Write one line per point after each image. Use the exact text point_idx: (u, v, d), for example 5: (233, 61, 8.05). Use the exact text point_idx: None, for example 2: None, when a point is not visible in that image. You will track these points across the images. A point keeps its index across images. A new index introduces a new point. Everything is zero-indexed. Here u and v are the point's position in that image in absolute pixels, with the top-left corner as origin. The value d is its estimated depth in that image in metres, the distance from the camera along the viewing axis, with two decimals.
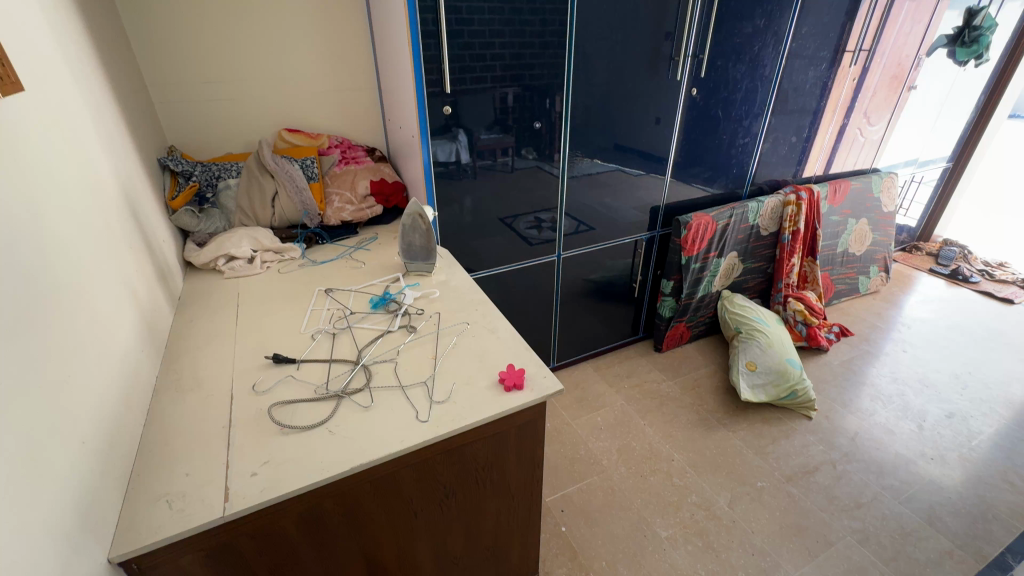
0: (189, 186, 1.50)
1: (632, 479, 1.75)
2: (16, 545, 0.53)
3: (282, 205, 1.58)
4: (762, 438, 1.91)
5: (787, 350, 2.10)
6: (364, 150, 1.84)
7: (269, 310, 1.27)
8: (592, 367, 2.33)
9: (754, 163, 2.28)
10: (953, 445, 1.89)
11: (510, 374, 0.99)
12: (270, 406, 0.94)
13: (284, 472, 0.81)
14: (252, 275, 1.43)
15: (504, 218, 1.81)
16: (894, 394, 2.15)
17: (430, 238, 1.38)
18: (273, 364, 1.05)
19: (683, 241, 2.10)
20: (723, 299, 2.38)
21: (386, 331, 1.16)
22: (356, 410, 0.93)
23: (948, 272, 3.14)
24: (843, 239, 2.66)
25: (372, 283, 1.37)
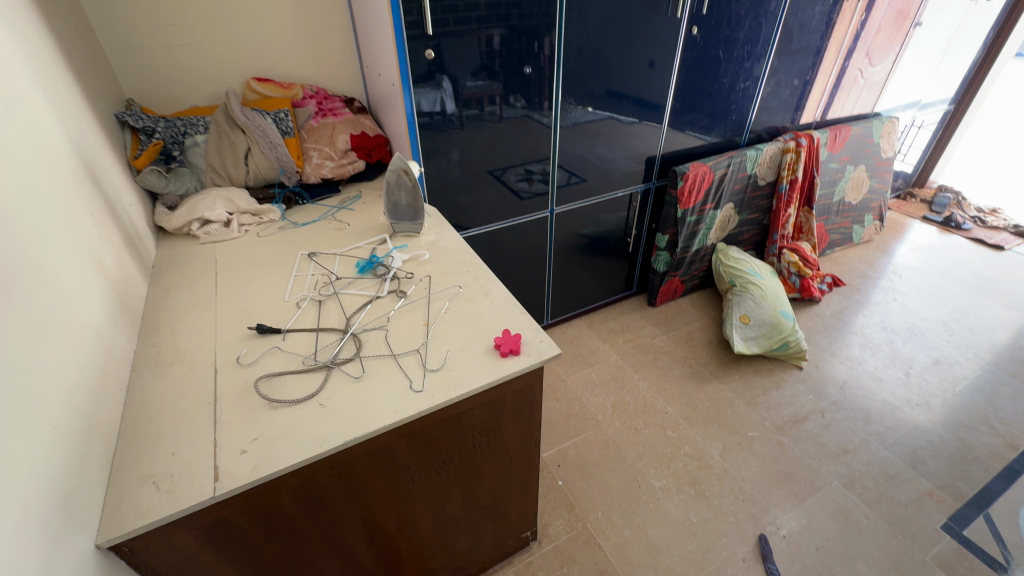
0: (153, 143, 1.38)
1: (626, 432, 1.77)
2: None
3: (256, 163, 1.47)
4: (753, 389, 1.94)
5: (780, 302, 2.10)
6: (342, 101, 1.71)
7: (249, 277, 1.20)
8: (585, 323, 2.31)
9: (754, 108, 2.18)
10: (938, 391, 1.93)
11: (507, 340, 0.95)
12: (257, 380, 0.90)
13: (275, 449, 0.78)
14: (229, 239, 1.35)
15: (493, 171, 1.72)
16: (883, 342, 2.18)
17: (416, 196, 1.30)
18: (257, 335, 1.00)
19: (679, 193, 2.03)
20: (718, 252, 2.34)
21: (375, 297, 1.11)
22: (348, 381, 0.89)
23: (941, 220, 3.12)
24: (841, 188, 2.61)
25: (358, 246, 1.30)
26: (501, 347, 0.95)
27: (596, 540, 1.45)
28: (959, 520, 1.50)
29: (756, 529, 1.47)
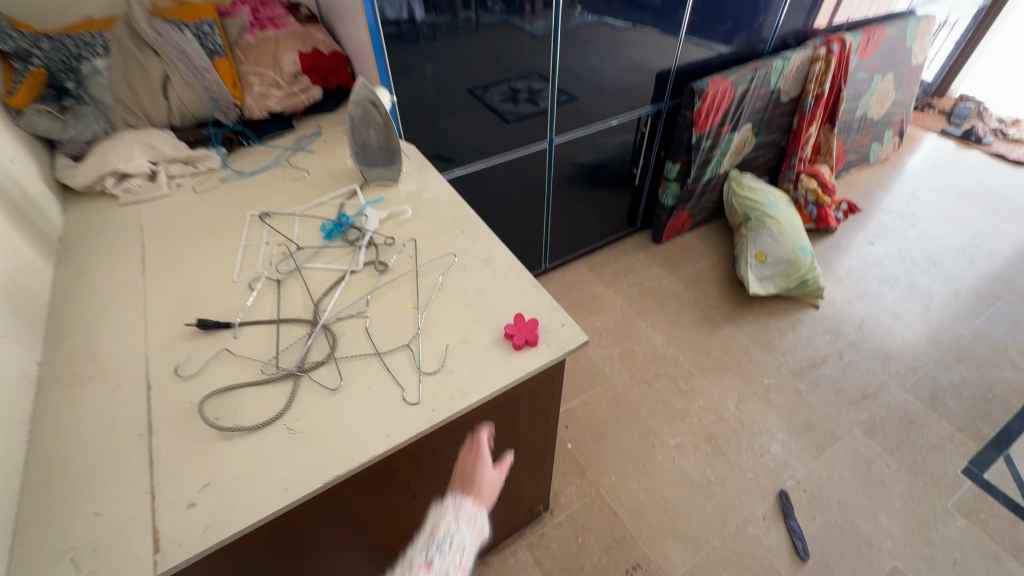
0: (33, 74, 1.04)
1: (637, 387, 1.66)
2: None
3: (178, 94, 1.17)
4: (768, 332, 1.82)
5: (799, 237, 1.92)
6: (284, 5, 1.31)
7: (187, 249, 0.95)
8: (586, 266, 2.12)
9: (784, 7, 1.85)
10: (958, 326, 1.84)
11: (521, 330, 0.76)
12: (203, 399, 0.69)
13: (234, 499, 0.60)
14: (158, 198, 1.08)
15: (472, 89, 1.41)
16: (901, 274, 2.05)
17: (390, 135, 1.03)
18: (201, 332, 0.78)
19: (695, 114, 1.76)
20: (731, 181, 2.12)
21: (349, 273, 0.88)
22: (323, 396, 0.70)
23: (960, 133, 2.90)
24: (865, 101, 2.34)
25: (321, 201, 1.05)
26: (515, 340, 0.75)
27: (610, 506, 1.37)
28: (980, 463, 1.45)
29: (776, 485, 1.41)
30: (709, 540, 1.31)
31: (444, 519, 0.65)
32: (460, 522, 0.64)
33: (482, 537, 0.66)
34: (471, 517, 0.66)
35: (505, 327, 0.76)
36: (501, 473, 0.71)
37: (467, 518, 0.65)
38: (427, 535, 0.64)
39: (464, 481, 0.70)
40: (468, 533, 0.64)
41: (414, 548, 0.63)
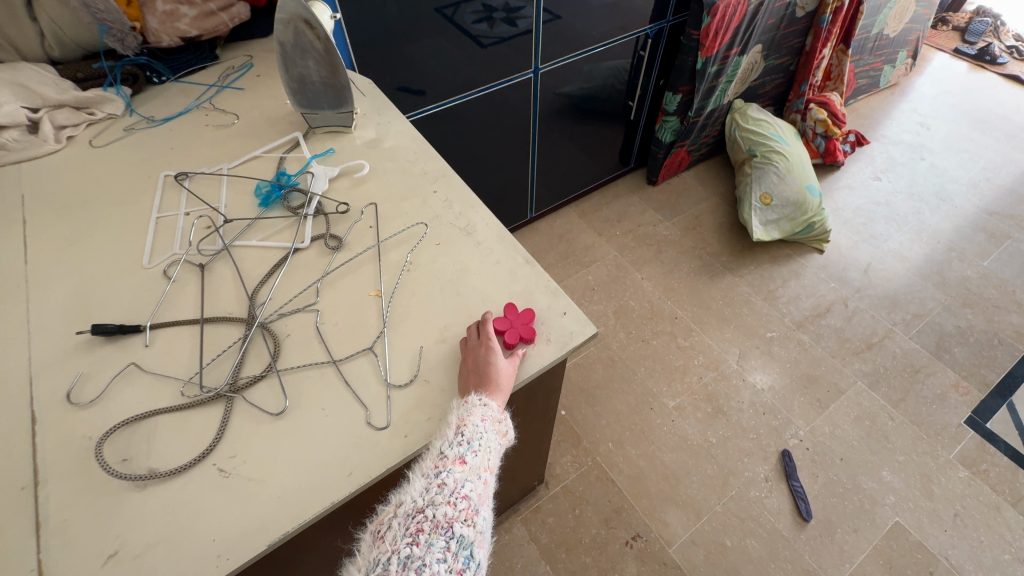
0: None
1: (633, 345, 1.55)
2: None
3: (49, 13, 0.88)
4: (770, 280, 1.71)
5: (807, 175, 1.76)
6: None
7: (81, 225, 0.75)
8: (576, 212, 1.94)
9: None
10: (966, 267, 1.75)
11: (515, 325, 0.60)
12: (106, 432, 0.54)
13: (148, 574, 0.46)
14: (45, 156, 0.86)
15: (441, 9, 1.16)
16: (909, 212, 1.93)
17: (336, 69, 0.80)
18: (101, 339, 0.61)
19: (702, 34, 1.51)
20: (735, 113, 1.91)
21: (293, 251, 0.70)
22: (263, 422, 0.55)
23: (974, 52, 2.67)
24: (884, 15, 2.09)
25: (255, 155, 0.84)
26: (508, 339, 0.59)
27: (607, 475, 1.30)
28: (984, 412, 1.41)
29: (778, 444, 1.35)
30: (710, 504, 1.26)
31: (467, 415, 0.51)
32: (489, 420, 0.51)
33: (510, 435, 0.54)
34: (499, 417, 0.53)
35: (495, 323, 0.59)
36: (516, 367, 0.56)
37: (494, 417, 0.51)
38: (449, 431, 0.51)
39: (479, 375, 0.55)
40: (497, 433, 0.52)
41: (435, 446, 0.50)
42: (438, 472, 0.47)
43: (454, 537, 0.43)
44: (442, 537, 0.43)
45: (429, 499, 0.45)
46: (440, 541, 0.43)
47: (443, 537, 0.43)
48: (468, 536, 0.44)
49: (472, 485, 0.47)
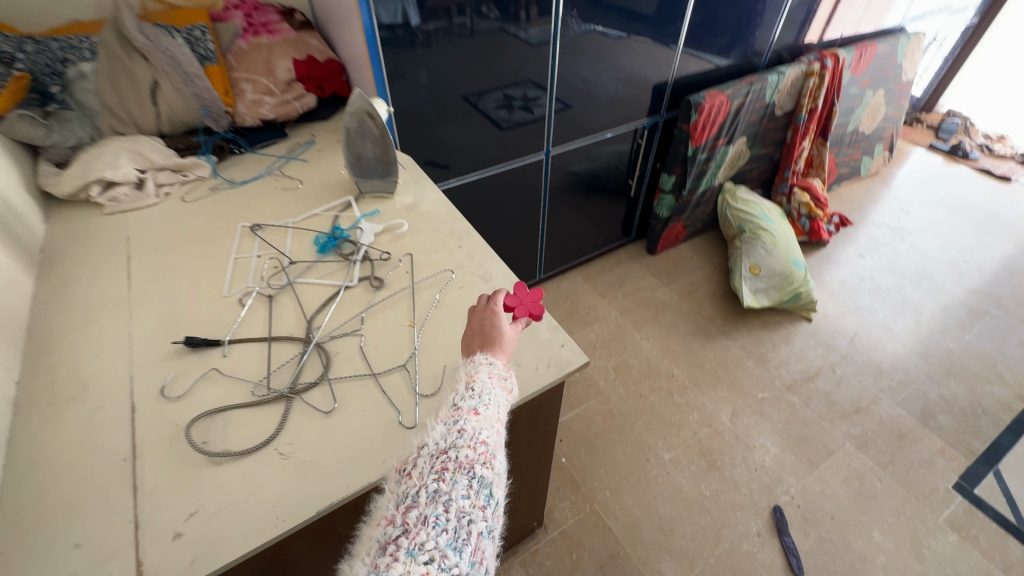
0: (18, 78, 1.01)
1: (632, 400, 1.65)
2: None
3: (168, 101, 1.13)
4: (762, 345, 1.83)
5: (792, 250, 1.93)
6: (279, 13, 1.31)
7: (172, 263, 0.92)
8: (580, 276, 2.12)
9: (779, 25, 1.88)
10: (948, 340, 1.86)
11: (523, 304, 0.69)
12: (189, 421, 0.67)
13: (221, 529, 0.57)
14: (146, 207, 1.05)
15: (468, 96, 1.40)
16: (892, 287, 2.07)
17: (387, 148, 1.01)
18: (188, 349, 0.76)
19: (692, 127, 1.76)
20: (725, 194, 2.13)
21: (343, 288, 0.86)
22: (315, 419, 0.68)
23: (948, 148, 2.94)
24: (858, 115, 2.36)
25: (315, 213, 1.03)
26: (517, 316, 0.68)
27: (604, 522, 1.35)
28: (971, 478, 1.46)
29: (770, 500, 1.41)
30: (704, 556, 1.30)
31: (475, 372, 0.57)
32: (494, 377, 0.58)
33: (515, 393, 0.62)
34: (504, 375, 0.60)
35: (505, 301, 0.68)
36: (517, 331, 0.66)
37: (499, 374, 0.59)
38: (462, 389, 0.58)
39: (483, 337, 0.64)
40: (502, 389, 0.58)
41: (451, 402, 0.57)
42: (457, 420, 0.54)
43: (476, 476, 0.49)
44: (465, 476, 0.49)
45: (451, 443, 0.51)
46: (463, 479, 0.49)
47: (465, 476, 0.49)
48: (487, 477, 0.50)
49: (487, 432, 0.54)
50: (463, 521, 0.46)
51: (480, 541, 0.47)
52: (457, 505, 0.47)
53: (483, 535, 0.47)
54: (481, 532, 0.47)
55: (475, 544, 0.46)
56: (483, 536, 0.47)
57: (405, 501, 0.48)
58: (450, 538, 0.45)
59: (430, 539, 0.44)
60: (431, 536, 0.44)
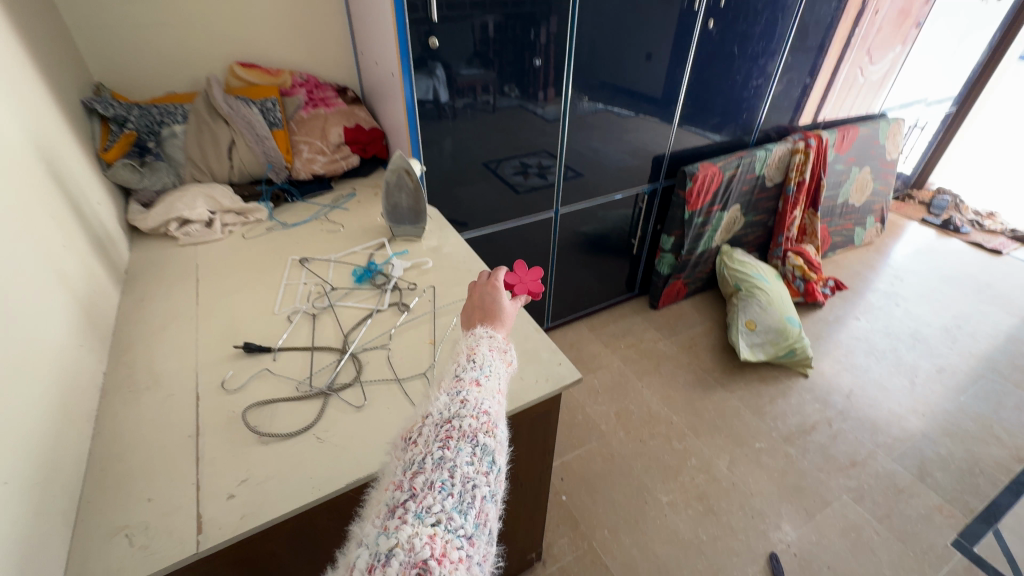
0: (126, 134, 1.24)
1: (632, 443, 1.71)
2: None
3: (241, 157, 1.36)
4: (759, 397, 1.90)
5: (787, 308, 2.04)
6: (335, 90, 1.59)
7: (232, 286, 1.09)
8: (586, 326, 2.25)
9: (764, 108, 2.12)
10: (943, 400, 1.91)
11: (524, 281, 0.89)
12: (244, 409, 0.80)
13: (266, 494, 0.69)
14: (212, 241, 1.24)
15: (487, 163, 1.62)
16: (886, 348, 2.15)
17: (419, 198, 1.20)
18: (245, 354, 0.90)
19: (687, 194, 1.97)
20: (723, 255, 2.29)
21: (375, 311, 1.01)
22: (347, 412, 0.80)
23: (940, 222, 3.11)
24: (846, 189, 2.57)
25: (354, 251, 1.21)
26: (518, 291, 0.88)
27: (601, 560, 1.39)
28: (969, 536, 1.47)
29: (767, 547, 1.43)
30: None
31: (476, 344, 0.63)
32: (494, 348, 0.66)
33: (514, 363, 0.68)
34: (503, 346, 0.68)
35: (509, 278, 0.87)
36: (517, 305, 0.76)
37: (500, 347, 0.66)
38: (463, 362, 0.63)
39: (484, 311, 0.73)
40: (503, 360, 0.65)
41: (454, 374, 0.62)
42: (459, 392, 0.58)
43: (478, 445, 0.53)
44: (468, 444, 0.53)
45: (455, 413, 0.55)
46: (467, 447, 0.53)
47: (469, 444, 0.53)
48: (489, 445, 0.54)
49: (488, 403, 0.58)
50: (467, 486, 0.50)
51: (483, 503, 0.51)
52: (462, 471, 0.51)
53: (485, 498, 0.52)
54: (483, 495, 0.51)
55: (478, 506, 0.50)
56: (485, 499, 0.52)
57: (412, 468, 0.51)
58: (455, 502, 0.49)
59: (436, 503, 0.48)
60: (438, 500, 0.48)
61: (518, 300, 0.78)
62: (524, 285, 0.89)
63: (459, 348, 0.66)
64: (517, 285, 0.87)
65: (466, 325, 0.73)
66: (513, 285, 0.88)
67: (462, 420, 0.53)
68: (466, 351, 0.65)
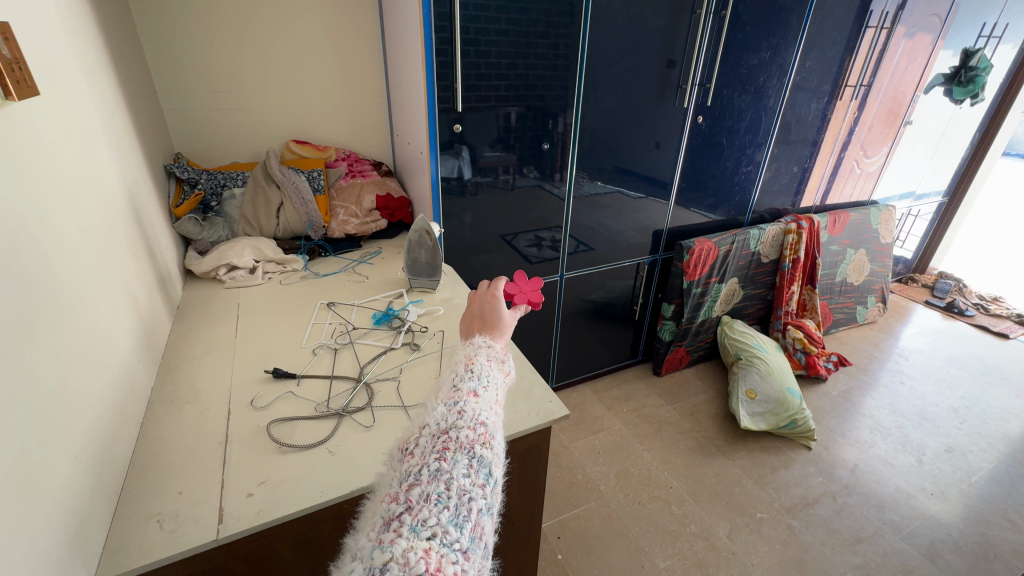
0: (194, 194, 1.49)
1: (630, 506, 1.71)
2: (13, 564, 0.52)
3: (286, 216, 1.58)
4: (761, 467, 1.89)
5: (787, 378, 2.10)
6: (371, 164, 1.86)
7: (267, 322, 1.24)
8: (589, 389, 2.31)
9: (756, 191, 2.32)
10: (953, 481, 1.87)
11: (523, 291, 1.01)
12: (269, 423, 0.91)
13: (281, 494, 0.78)
14: (253, 285, 1.41)
15: (504, 235, 1.81)
16: (893, 426, 2.14)
17: (436, 255, 1.37)
18: (273, 379, 1.03)
19: (684, 265, 2.12)
20: (723, 325, 2.39)
21: (389, 348, 1.14)
22: (358, 430, 0.91)
23: (943, 305, 3.17)
24: (843, 268, 2.69)
25: (375, 298, 1.36)
26: (518, 300, 1.00)
27: None
28: None
29: None
30: None
31: (474, 356, 0.64)
32: (492, 359, 0.66)
33: (512, 374, 0.68)
34: (501, 358, 0.68)
35: (508, 287, 0.99)
36: (516, 315, 0.78)
37: (497, 358, 0.67)
38: (461, 373, 0.61)
39: (484, 322, 0.75)
40: (500, 370, 0.66)
41: (451, 385, 0.60)
42: (457, 403, 0.56)
43: (476, 456, 0.51)
44: (465, 455, 0.50)
45: (452, 423, 0.53)
46: (463, 458, 0.50)
47: (466, 456, 0.50)
48: (486, 457, 0.51)
49: (486, 413, 0.56)
50: (463, 499, 0.47)
51: (480, 518, 0.48)
52: (459, 484, 0.48)
53: (483, 512, 0.48)
54: (481, 509, 0.48)
55: (475, 520, 0.47)
56: (482, 513, 0.48)
57: (407, 480, 0.48)
58: (451, 515, 0.46)
59: (432, 516, 0.45)
60: (433, 513, 0.45)
61: (517, 310, 0.81)
62: (523, 294, 1.01)
63: (456, 360, 0.65)
64: (517, 295, 0.98)
65: (466, 334, 0.75)
66: (513, 294, 1.00)
67: (460, 428, 0.51)
68: (464, 363, 0.64)
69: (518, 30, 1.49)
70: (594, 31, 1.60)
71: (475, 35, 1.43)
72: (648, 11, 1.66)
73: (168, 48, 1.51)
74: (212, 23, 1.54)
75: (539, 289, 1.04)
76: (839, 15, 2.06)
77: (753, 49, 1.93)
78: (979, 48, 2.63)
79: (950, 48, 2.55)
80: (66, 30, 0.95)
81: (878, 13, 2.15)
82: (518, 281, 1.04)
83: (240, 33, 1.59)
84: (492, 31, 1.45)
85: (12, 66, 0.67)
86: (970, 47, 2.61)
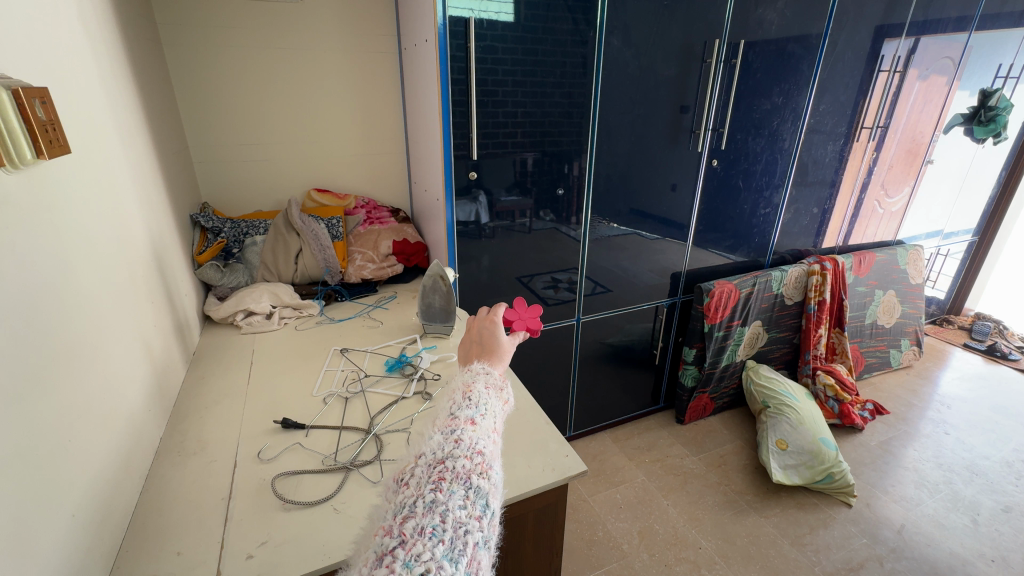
0: (217, 241, 1.55)
1: (655, 568, 1.59)
2: None
3: (304, 261, 1.61)
4: (797, 526, 1.76)
5: (820, 427, 1.98)
6: (389, 211, 1.90)
7: (282, 370, 1.23)
8: (609, 438, 2.23)
9: (776, 232, 2.29)
10: (1015, 546, 1.70)
11: (522, 318, 0.97)
12: (274, 477, 0.88)
13: (282, 555, 0.74)
14: (269, 331, 1.42)
15: (520, 278, 1.80)
16: (940, 481, 1.98)
17: (450, 300, 1.35)
18: (282, 430, 1.01)
19: (705, 308, 2.07)
20: (748, 370, 2.31)
21: (401, 397, 1.11)
22: (365, 486, 0.87)
23: (984, 348, 3.02)
24: (871, 310, 2.60)
25: (389, 344, 1.35)
26: (518, 326, 0.96)
27: None
28: None
29: None
30: None
31: (472, 384, 0.60)
32: (490, 386, 0.61)
33: (511, 402, 0.64)
34: (500, 385, 0.64)
35: (507, 313, 0.95)
36: (515, 341, 0.75)
37: (496, 385, 0.63)
38: (458, 400, 0.57)
39: (481, 347, 0.71)
40: (499, 398, 0.62)
41: (448, 412, 0.55)
42: (454, 431, 0.52)
43: (473, 486, 0.46)
44: (461, 486, 0.46)
45: (448, 453, 0.49)
46: (460, 489, 0.46)
47: (463, 486, 0.46)
48: (484, 487, 0.47)
49: (484, 442, 0.52)
50: (459, 532, 0.43)
51: (477, 552, 0.43)
52: (454, 516, 0.43)
53: (479, 546, 0.44)
54: (477, 543, 0.44)
55: (472, 555, 0.42)
56: (479, 548, 0.44)
57: (401, 512, 0.44)
58: (446, 550, 0.41)
59: (426, 551, 0.41)
60: (428, 547, 0.41)
61: (516, 336, 0.77)
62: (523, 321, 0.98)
63: (454, 387, 0.61)
64: (517, 321, 0.94)
65: (464, 360, 0.71)
66: (513, 320, 0.96)
67: (455, 456, 0.47)
68: (462, 391, 0.59)
69: (533, 81, 1.53)
70: (606, 80, 1.64)
71: (491, 86, 1.48)
72: (659, 61, 1.71)
73: (199, 105, 1.60)
74: (242, 81, 1.64)
75: (539, 315, 1.00)
76: (849, 60, 2.08)
77: (765, 94, 1.95)
78: (997, 88, 2.62)
79: (967, 88, 2.54)
80: (103, 89, 1.01)
81: (889, 56, 2.17)
82: (518, 306, 0.99)
83: (268, 89, 1.68)
84: (507, 82, 1.50)
85: (46, 127, 0.68)
86: (986, 87, 2.60)
